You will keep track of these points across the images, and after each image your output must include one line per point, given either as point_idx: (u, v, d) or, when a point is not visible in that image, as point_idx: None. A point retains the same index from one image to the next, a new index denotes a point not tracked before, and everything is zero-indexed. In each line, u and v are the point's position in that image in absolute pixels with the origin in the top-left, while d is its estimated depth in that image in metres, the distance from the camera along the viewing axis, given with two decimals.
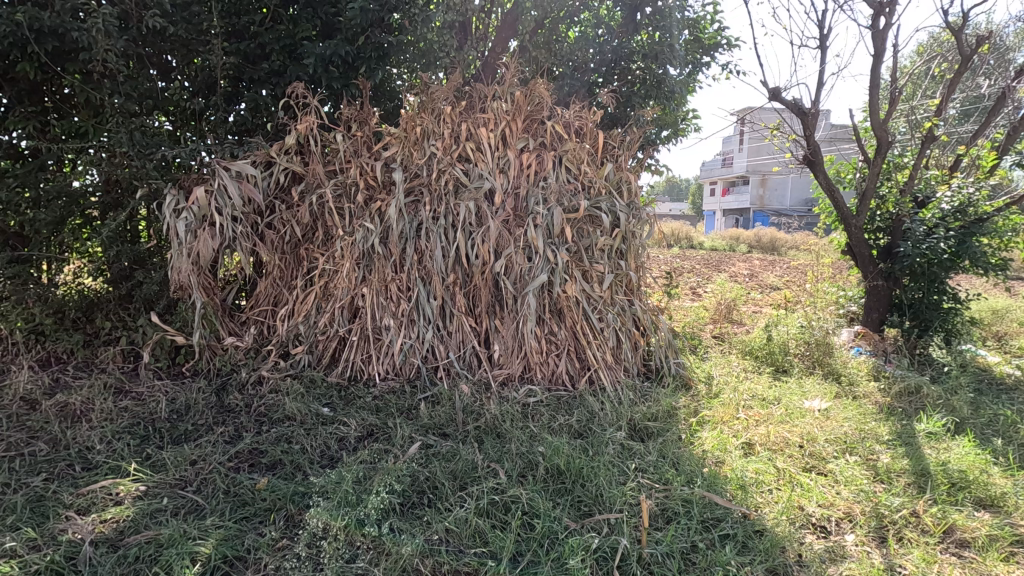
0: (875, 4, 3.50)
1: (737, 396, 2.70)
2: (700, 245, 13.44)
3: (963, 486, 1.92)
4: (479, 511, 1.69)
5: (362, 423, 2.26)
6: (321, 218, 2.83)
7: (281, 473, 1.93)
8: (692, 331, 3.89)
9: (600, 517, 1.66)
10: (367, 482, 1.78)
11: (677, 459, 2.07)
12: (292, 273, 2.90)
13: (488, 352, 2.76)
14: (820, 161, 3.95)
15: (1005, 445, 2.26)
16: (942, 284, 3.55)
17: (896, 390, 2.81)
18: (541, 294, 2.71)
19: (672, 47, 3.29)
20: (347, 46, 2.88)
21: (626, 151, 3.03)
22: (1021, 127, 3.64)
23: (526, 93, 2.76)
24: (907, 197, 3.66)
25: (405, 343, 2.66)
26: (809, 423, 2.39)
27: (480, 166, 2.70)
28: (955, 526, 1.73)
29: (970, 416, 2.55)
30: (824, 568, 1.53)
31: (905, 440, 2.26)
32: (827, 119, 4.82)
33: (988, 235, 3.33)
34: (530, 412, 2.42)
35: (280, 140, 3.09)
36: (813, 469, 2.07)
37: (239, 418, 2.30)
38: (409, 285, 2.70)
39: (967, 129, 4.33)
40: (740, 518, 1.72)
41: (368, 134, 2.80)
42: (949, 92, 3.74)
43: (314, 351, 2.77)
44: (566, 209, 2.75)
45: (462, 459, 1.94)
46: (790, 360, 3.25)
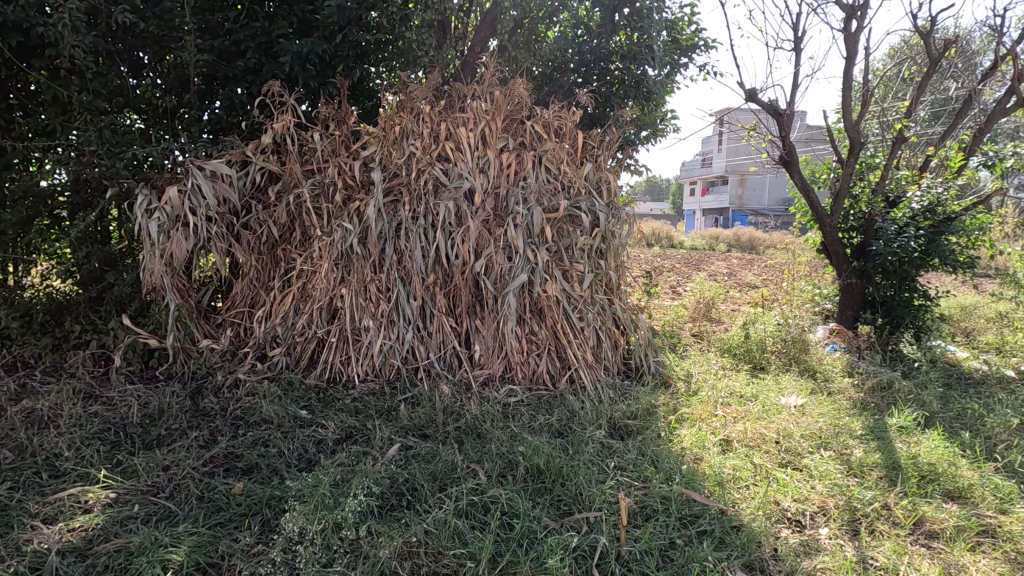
0: (847, 8, 3.57)
1: (715, 394, 2.74)
2: (680, 245, 13.54)
3: (933, 478, 1.97)
4: (458, 513, 1.68)
5: (341, 425, 2.23)
6: (299, 218, 2.79)
7: (257, 477, 1.90)
8: (672, 330, 3.92)
9: (580, 516, 1.66)
10: (345, 485, 1.76)
11: (656, 456, 2.08)
12: (269, 274, 2.86)
13: (469, 352, 2.75)
14: (795, 161, 4.02)
15: (973, 438, 2.33)
16: (913, 282, 3.65)
17: (869, 386, 2.88)
18: (522, 293, 2.71)
19: (651, 48, 3.33)
20: (324, 44, 2.85)
21: (606, 151, 3.04)
22: (987, 128, 3.73)
23: (505, 92, 2.76)
24: (879, 197, 3.74)
25: (384, 344, 2.64)
26: (785, 419, 2.43)
27: (459, 166, 2.69)
28: (924, 518, 1.77)
29: (940, 410, 2.62)
30: (798, 563, 1.55)
31: (877, 435, 2.31)
32: (802, 120, 4.91)
33: (956, 234, 3.42)
34: (510, 412, 2.42)
35: (256, 139, 3.05)
36: (789, 464, 2.10)
37: (214, 422, 2.26)
38: (388, 285, 2.68)
39: (936, 131, 4.44)
40: (717, 514, 1.74)
41: (346, 133, 2.77)
42: (918, 94, 3.82)
43: (292, 353, 2.73)
44: (546, 209, 2.75)
45: (442, 461, 1.93)
46: (767, 357, 3.30)
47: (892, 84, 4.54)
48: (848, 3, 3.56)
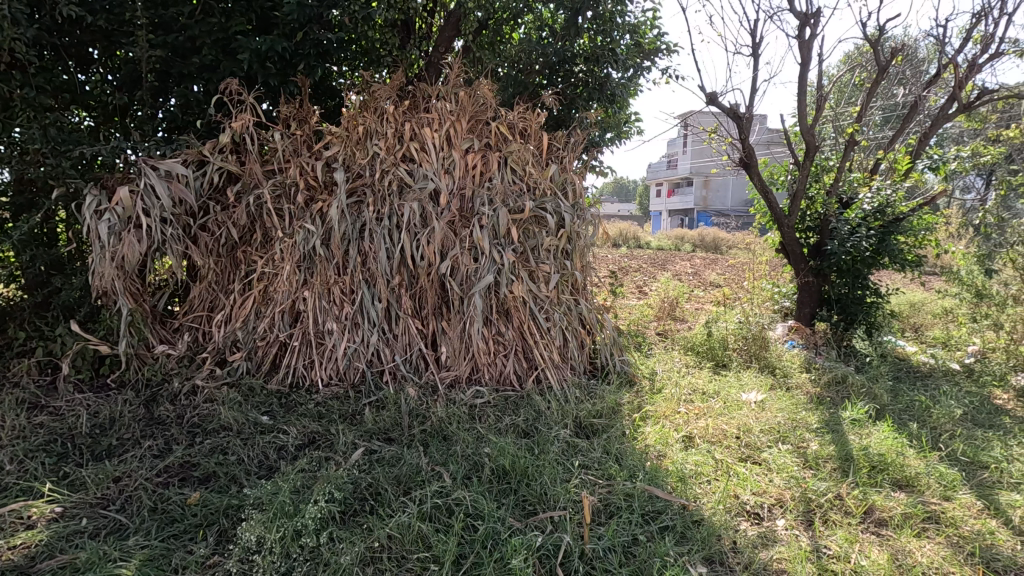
0: (801, 15, 3.69)
1: (679, 391, 2.79)
2: (647, 245, 13.74)
3: (882, 468, 2.05)
4: (422, 516, 1.67)
5: (303, 431, 2.18)
6: (259, 219, 2.72)
7: (214, 486, 1.84)
8: (638, 329, 3.97)
9: (544, 516, 1.67)
10: (306, 491, 1.72)
11: (620, 454, 2.11)
12: (229, 276, 2.79)
13: (436, 354, 2.73)
14: (754, 163, 4.13)
15: (920, 428, 2.44)
16: (865, 280, 3.80)
17: (826, 380, 2.98)
18: (488, 294, 2.71)
19: (613, 51, 3.39)
20: (284, 41, 2.77)
21: (570, 152, 3.06)
22: (932, 133, 3.91)
23: (470, 93, 2.75)
24: (833, 198, 3.88)
25: (349, 347, 2.60)
26: (745, 415, 2.49)
27: (424, 166, 2.67)
28: (874, 506, 1.85)
29: (890, 402, 2.74)
30: (756, 554, 1.59)
31: (832, 428, 2.39)
32: (762, 123, 5.04)
33: (904, 233, 3.58)
34: (477, 413, 2.41)
35: (213, 137, 2.96)
36: (748, 458, 2.16)
37: (169, 431, 2.18)
38: (352, 287, 2.64)
39: (885, 135, 4.63)
40: (679, 509, 1.77)
41: (308, 133, 2.72)
42: (869, 99, 3.98)
43: (254, 357, 2.66)
44: (511, 209, 2.76)
45: (407, 464, 1.92)
46: (729, 354, 3.38)
47: (844, 90, 4.72)
48: (802, 11, 3.69)
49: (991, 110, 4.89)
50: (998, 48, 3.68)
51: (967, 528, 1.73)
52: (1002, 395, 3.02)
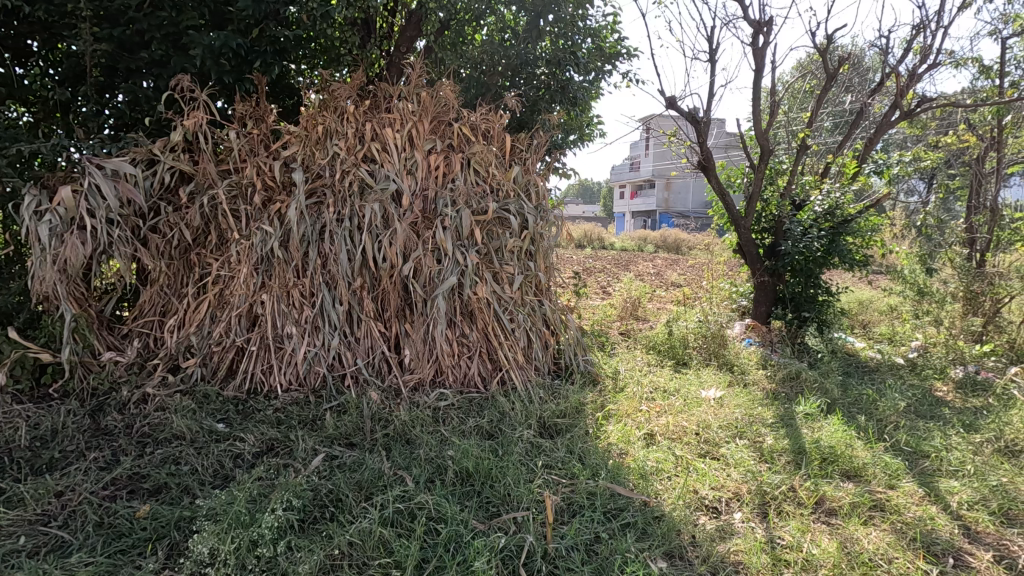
0: (755, 24, 3.81)
1: (641, 389, 2.84)
2: (611, 245, 13.94)
3: (833, 460, 2.14)
4: (384, 521, 1.64)
5: (261, 438, 2.12)
6: (214, 221, 2.64)
7: (165, 497, 1.78)
8: (601, 329, 4.02)
9: (508, 517, 1.67)
10: (263, 500, 1.68)
11: (584, 453, 2.14)
12: (182, 280, 2.69)
13: (399, 358, 2.69)
14: (712, 166, 4.24)
15: (868, 421, 2.55)
16: (817, 279, 3.95)
17: (781, 376, 3.08)
18: (451, 296, 2.70)
19: (575, 54, 3.43)
20: (239, 38, 2.69)
21: (533, 154, 3.07)
22: (876, 138, 4.09)
23: (432, 93, 2.73)
24: (787, 201, 4.02)
25: (309, 351, 2.54)
26: (704, 411, 2.56)
27: (386, 167, 2.63)
28: (825, 496, 1.92)
29: (840, 396, 2.86)
30: (714, 547, 1.63)
31: (786, 422, 2.48)
32: (721, 127, 5.18)
33: (853, 234, 3.74)
34: (441, 415, 2.40)
35: (164, 135, 2.85)
36: (707, 454, 2.21)
37: (117, 441, 2.09)
38: (312, 290, 2.59)
39: (834, 140, 4.83)
40: (640, 506, 1.81)
41: (265, 132, 2.65)
42: (818, 106, 4.14)
43: (208, 363, 2.58)
44: (474, 211, 2.76)
45: (369, 469, 1.89)
46: (689, 352, 3.47)
47: (796, 96, 4.90)
48: (755, 19, 3.81)
49: (930, 117, 5.16)
50: (935, 60, 3.89)
51: (909, 514, 1.81)
52: (942, 386, 3.20)
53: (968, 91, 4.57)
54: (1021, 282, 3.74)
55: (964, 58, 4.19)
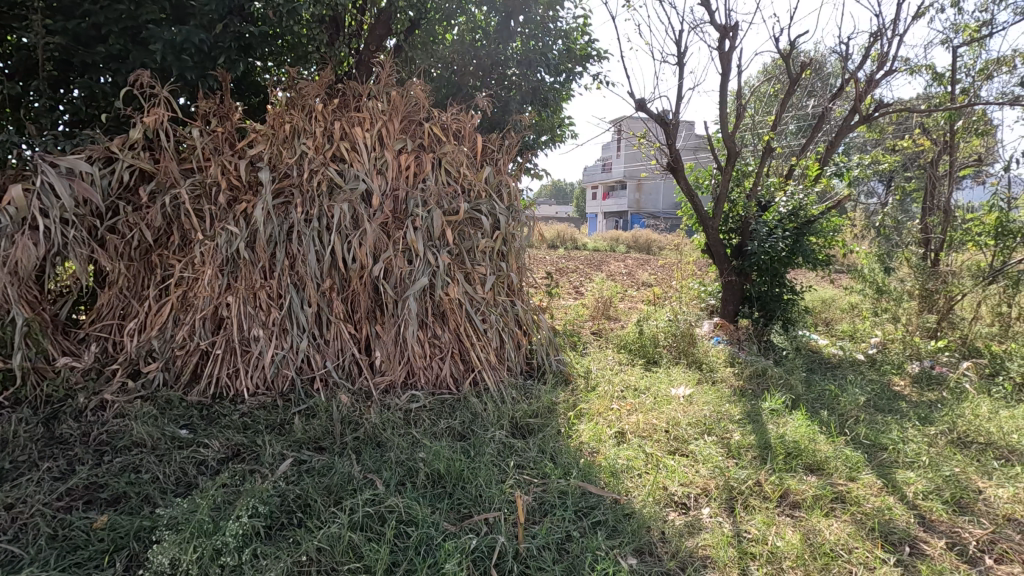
0: (721, 28, 3.89)
1: (612, 388, 2.87)
2: (584, 246, 14.05)
3: (796, 454, 2.20)
4: (353, 525, 1.62)
5: (226, 443, 2.07)
6: (176, 221, 2.56)
7: (124, 507, 1.72)
8: (574, 328, 4.05)
9: (479, 518, 1.67)
10: (228, 507, 1.64)
11: (556, 452, 2.15)
12: (142, 282, 2.60)
13: (369, 360, 2.66)
14: (681, 168, 4.31)
15: (830, 415, 2.63)
16: (782, 278, 4.05)
17: (748, 373, 3.16)
18: (423, 297, 2.68)
19: (545, 55, 3.46)
20: (202, 33, 2.62)
21: (505, 154, 3.07)
22: (837, 141, 4.21)
23: (402, 93, 2.71)
24: (753, 202, 4.11)
25: (276, 354, 2.49)
26: (674, 409, 2.60)
27: (355, 167, 2.59)
28: (789, 490, 1.98)
29: (804, 392, 2.94)
30: (683, 542, 1.66)
31: (753, 418, 2.54)
32: (689, 129, 5.27)
33: (816, 234, 3.85)
34: (412, 418, 2.38)
35: (122, 132, 2.76)
36: (677, 451, 2.25)
37: (73, 450, 2.01)
38: (280, 292, 2.54)
39: (798, 143, 4.97)
40: (611, 504, 1.83)
41: (230, 130, 2.59)
42: (782, 109, 4.24)
43: (171, 367, 2.50)
44: (445, 211, 2.75)
45: (338, 473, 1.86)
46: (659, 351, 3.52)
47: (761, 100, 5.02)
48: (722, 24, 3.89)
49: (888, 122, 5.35)
50: (892, 66, 4.04)
51: (868, 505, 1.88)
52: (900, 381, 3.32)
53: (922, 97, 4.75)
54: (972, 281, 3.90)
55: (918, 65, 4.35)
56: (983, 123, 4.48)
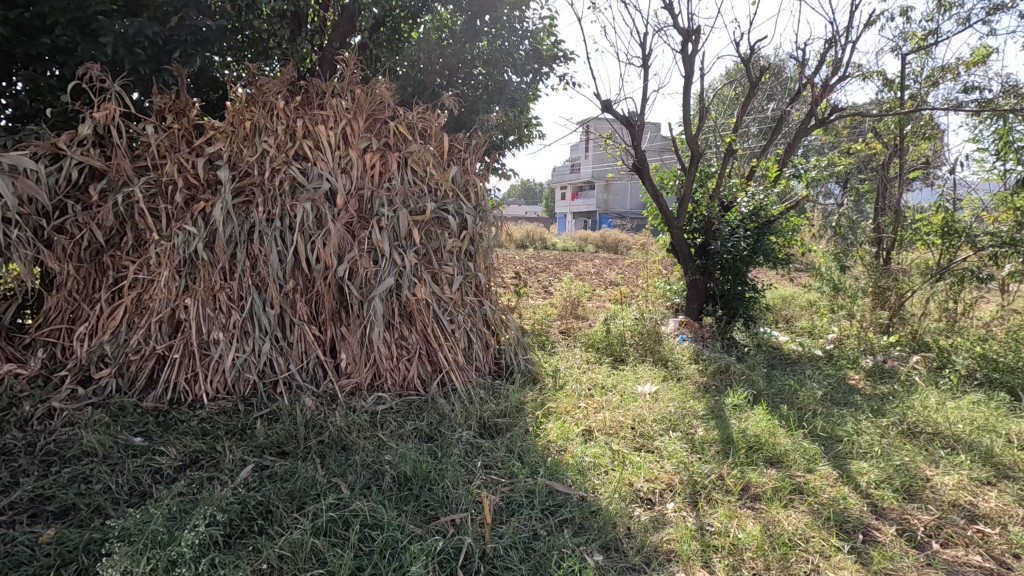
0: (684, 32, 3.97)
1: (579, 387, 2.89)
2: (553, 245, 14.12)
3: (757, 447, 2.26)
4: (316, 531, 1.59)
5: (184, 450, 2.00)
6: (130, 221, 2.46)
7: (73, 520, 1.64)
8: (542, 327, 4.07)
9: (446, 520, 1.66)
10: (184, 517, 1.58)
11: (523, 452, 2.15)
12: (93, 284, 2.49)
13: (335, 362, 2.61)
14: (646, 168, 4.37)
15: (789, 409, 2.71)
16: (744, 277, 4.15)
17: (711, 369, 3.23)
18: (389, 297, 2.64)
19: (512, 55, 3.46)
20: (156, 26, 2.52)
21: (472, 154, 3.06)
22: (795, 143, 4.33)
23: (367, 91, 2.67)
24: (715, 202, 4.20)
25: (237, 358, 2.42)
26: (640, 406, 2.63)
27: (319, 165, 2.54)
28: (750, 482, 2.03)
29: (765, 387, 3.03)
30: (648, 537, 1.68)
31: (716, 414, 2.59)
32: (655, 131, 5.36)
33: (775, 234, 3.97)
34: (379, 420, 2.35)
35: (71, 127, 2.64)
36: (643, 447, 2.28)
37: (18, 461, 1.91)
38: (240, 294, 2.47)
39: (758, 145, 5.10)
40: (578, 501, 1.84)
41: (186, 126, 2.50)
42: (743, 112, 4.35)
43: (125, 373, 2.41)
44: (411, 210, 2.72)
45: (301, 477, 1.82)
46: (626, 349, 3.56)
47: (723, 102, 5.13)
48: (685, 28, 3.96)
49: (843, 125, 5.55)
50: (845, 72, 4.18)
51: (825, 496, 1.94)
52: (855, 375, 3.46)
53: (874, 102, 4.95)
54: (921, 278, 4.08)
55: (870, 71, 4.53)
56: (930, 127, 4.69)
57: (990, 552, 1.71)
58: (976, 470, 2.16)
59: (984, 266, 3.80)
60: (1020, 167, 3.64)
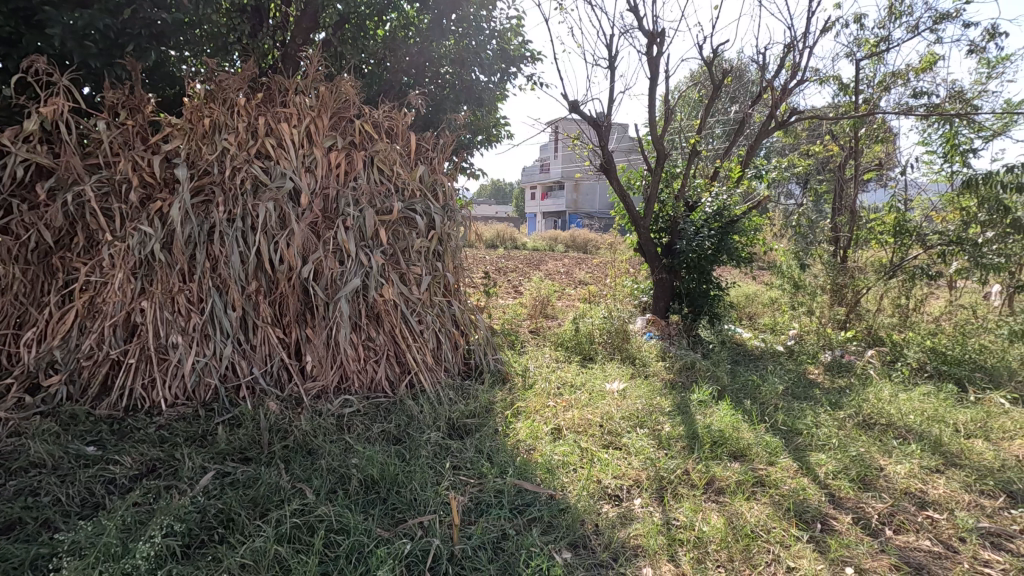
0: (649, 34, 4.03)
1: (548, 386, 2.91)
2: (523, 245, 14.16)
3: (721, 442, 2.31)
4: (280, 538, 1.55)
5: (140, 459, 1.93)
6: (82, 221, 2.36)
7: (19, 535, 1.56)
8: (512, 327, 4.07)
9: (414, 522, 1.64)
10: (140, 528, 1.52)
11: (493, 451, 2.15)
12: (42, 287, 2.38)
13: (300, 365, 2.55)
14: (613, 168, 4.42)
15: (752, 404, 2.79)
16: (709, 276, 4.24)
17: (678, 366, 3.29)
18: (355, 299, 2.60)
19: (478, 55, 3.48)
20: (107, 18, 2.42)
21: (440, 153, 3.04)
22: (757, 145, 4.45)
23: (332, 88, 2.62)
24: (681, 202, 4.28)
25: (197, 362, 2.35)
26: (608, 404, 2.66)
27: (282, 164, 2.48)
28: (714, 476, 2.07)
29: (729, 383, 3.10)
30: (615, 533, 1.70)
31: (682, 410, 2.64)
32: (621, 132, 5.42)
33: (738, 233, 4.06)
34: (345, 423, 2.31)
35: (16, 123, 2.51)
36: (610, 444, 2.31)
37: None
38: (200, 296, 2.39)
39: (722, 146, 5.21)
40: (547, 500, 1.85)
41: (141, 123, 2.41)
42: (706, 113, 4.44)
43: (76, 379, 2.31)
44: (378, 210, 2.69)
45: (264, 483, 1.77)
46: (594, 348, 3.60)
47: (688, 104, 5.24)
48: (650, 30, 4.02)
49: (802, 128, 5.73)
50: (803, 76, 4.32)
51: (785, 487, 2.00)
52: (815, 369, 3.58)
53: (831, 105, 5.12)
54: (875, 275, 4.24)
55: (827, 76, 4.68)
56: (882, 130, 4.88)
57: (938, 536, 1.79)
58: (926, 459, 2.26)
59: (933, 263, 3.98)
60: (965, 169, 3.83)
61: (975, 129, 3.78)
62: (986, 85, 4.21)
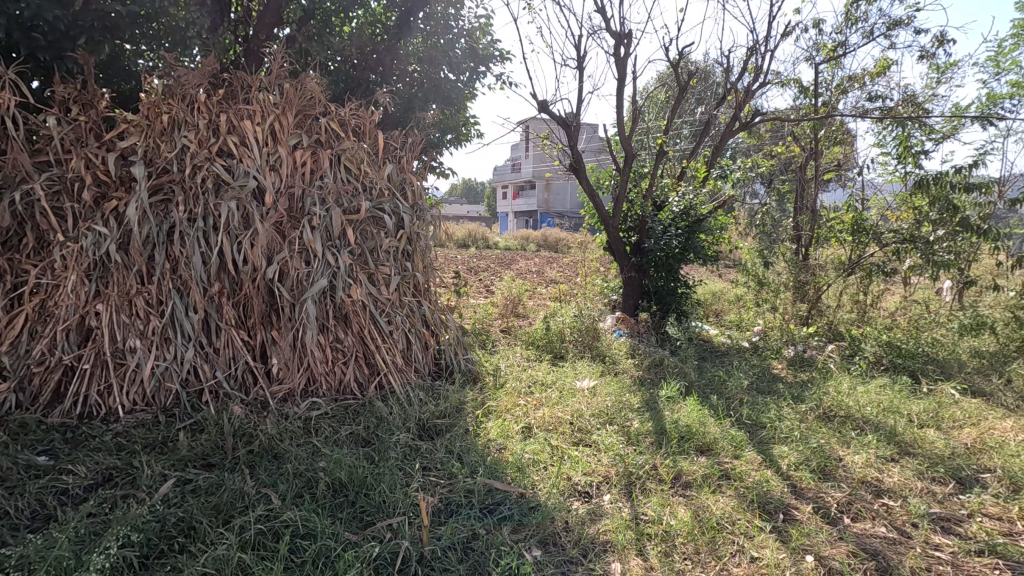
0: (617, 35, 4.07)
1: (519, 385, 2.91)
2: (495, 245, 14.14)
3: (688, 437, 2.36)
4: (244, 545, 1.52)
5: (95, 468, 1.86)
6: (31, 220, 2.25)
7: None
8: (483, 327, 4.06)
9: (382, 525, 1.63)
10: (95, 540, 1.47)
11: (463, 452, 2.14)
12: None
13: (265, 368, 2.50)
14: (582, 168, 4.45)
15: (718, 399, 2.85)
16: (677, 274, 4.31)
17: (646, 363, 3.35)
18: (322, 299, 2.56)
19: (446, 53, 3.47)
20: (57, 9, 2.31)
21: (409, 152, 3.01)
22: (722, 146, 4.55)
23: (297, 86, 2.57)
24: (649, 202, 4.35)
25: (157, 366, 2.27)
26: (579, 401, 2.68)
27: (245, 162, 2.42)
28: (682, 471, 2.11)
29: (697, 379, 3.17)
30: (584, 529, 1.71)
31: (651, 406, 2.68)
32: (590, 131, 5.47)
33: (705, 232, 4.14)
34: (313, 426, 2.27)
35: None
36: (580, 442, 2.33)
37: None
38: (160, 298, 2.32)
39: (688, 146, 5.31)
40: (517, 499, 1.86)
41: (95, 119, 2.33)
42: (673, 114, 4.52)
43: (27, 387, 2.21)
44: (345, 209, 2.65)
45: (228, 490, 1.73)
46: (565, 346, 3.62)
47: (656, 104, 5.32)
48: (617, 31, 4.06)
49: (766, 129, 5.87)
50: (765, 78, 4.43)
51: (749, 479, 2.05)
52: (779, 364, 3.68)
53: (792, 108, 5.27)
54: (835, 272, 4.38)
55: (788, 78, 4.82)
56: (840, 132, 5.05)
57: (893, 523, 1.86)
58: (882, 449, 2.34)
59: (888, 260, 4.14)
60: (918, 170, 3.99)
61: (926, 131, 3.94)
62: (935, 89, 4.39)
